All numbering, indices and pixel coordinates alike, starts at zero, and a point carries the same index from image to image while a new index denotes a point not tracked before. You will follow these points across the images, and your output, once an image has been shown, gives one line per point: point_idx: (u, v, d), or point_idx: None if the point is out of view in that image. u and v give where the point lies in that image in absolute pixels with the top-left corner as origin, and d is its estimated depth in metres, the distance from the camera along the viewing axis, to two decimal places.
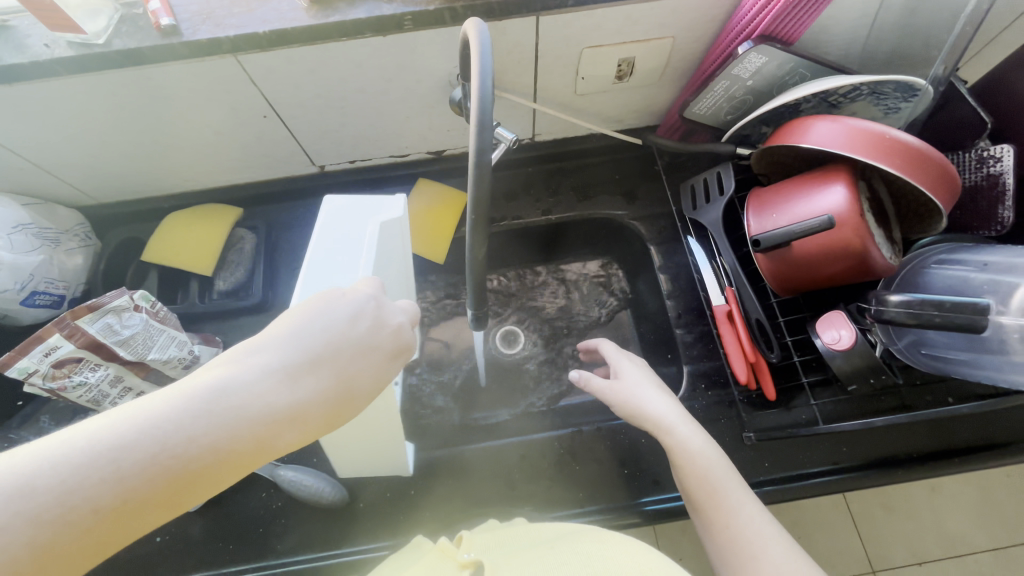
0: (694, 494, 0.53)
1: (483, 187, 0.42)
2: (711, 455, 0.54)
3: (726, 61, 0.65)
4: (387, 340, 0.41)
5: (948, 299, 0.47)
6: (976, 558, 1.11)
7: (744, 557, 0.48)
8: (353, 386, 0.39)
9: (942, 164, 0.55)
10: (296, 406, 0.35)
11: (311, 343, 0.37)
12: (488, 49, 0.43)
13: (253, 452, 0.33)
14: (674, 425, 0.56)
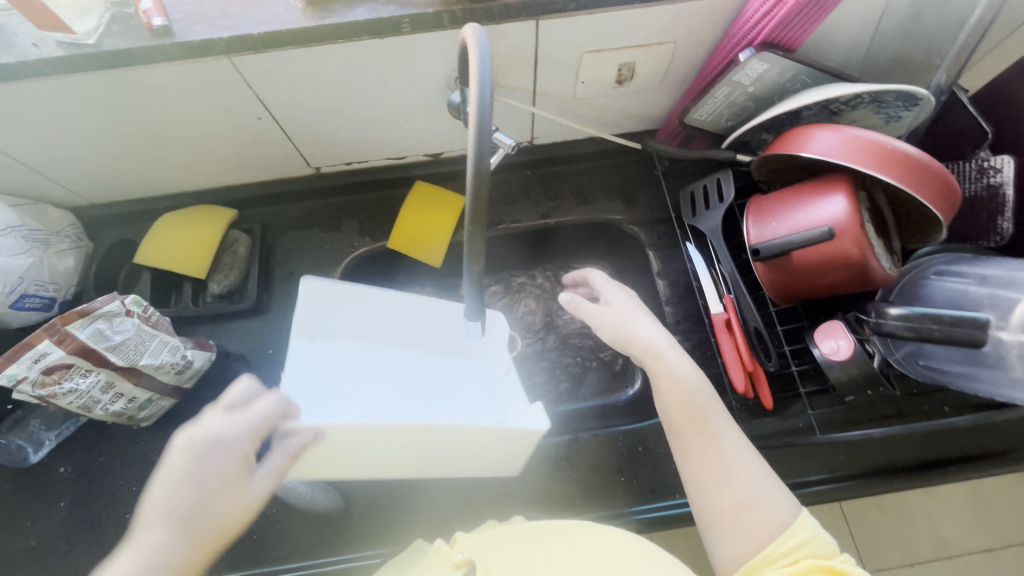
0: (677, 417, 0.54)
1: (482, 200, 0.42)
2: (699, 380, 0.55)
3: (727, 68, 0.64)
4: (251, 437, 0.46)
5: (948, 314, 0.47)
6: (968, 560, 1.11)
7: (719, 478, 0.50)
8: (229, 495, 0.44)
9: (942, 176, 0.55)
10: (177, 552, 0.41)
11: (178, 502, 0.43)
12: (487, 57, 0.42)
13: None
14: (663, 349, 0.56)
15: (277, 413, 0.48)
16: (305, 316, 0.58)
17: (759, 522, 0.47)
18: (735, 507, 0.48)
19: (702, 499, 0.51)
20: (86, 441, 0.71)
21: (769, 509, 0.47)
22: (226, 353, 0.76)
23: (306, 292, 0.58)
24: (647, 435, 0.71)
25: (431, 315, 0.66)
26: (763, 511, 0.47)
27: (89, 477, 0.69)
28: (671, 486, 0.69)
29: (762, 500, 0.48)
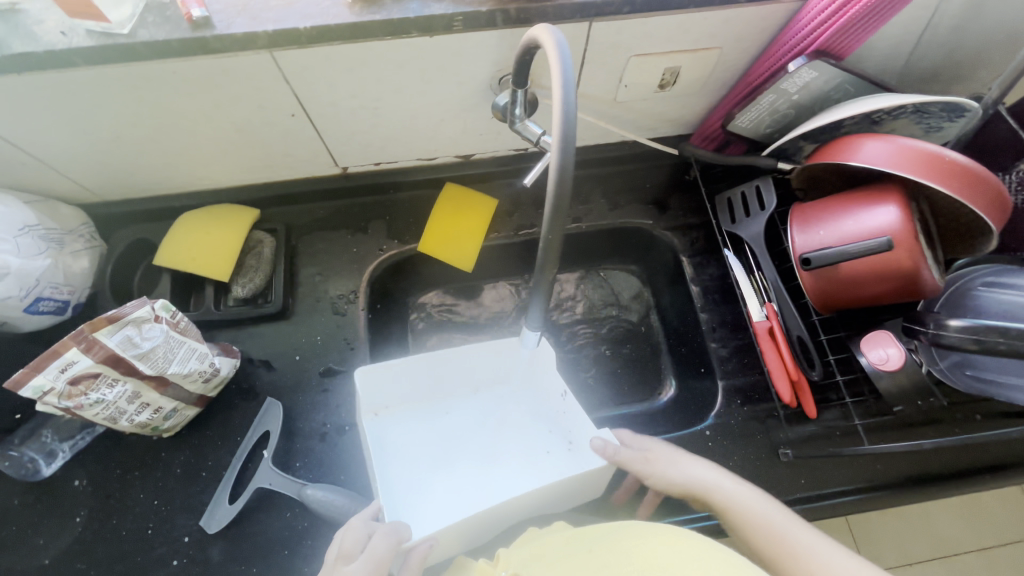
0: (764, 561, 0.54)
1: (561, 207, 0.41)
2: (761, 508, 0.56)
3: (775, 75, 0.63)
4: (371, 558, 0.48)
5: (1015, 327, 0.47)
6: (963, 558, 1.17)
7: None
8: None
9: (996, 186, 0.55)
10: None
11: None
12: (567, 59, 0.40)
13: None
14: (716, 485, 0.59)
15: (396, 536, 0.51)
16: (366, 399, 0.67)
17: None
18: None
19: None
20: (102, 453, 0.67)
21: None
22: (250, 360, 0.73)
23: (362, 381, 0.64)
24: (688, 444, 0.71)
25: (471, 366, 0.71)
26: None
27: (106, 491, 0.66)
28: None
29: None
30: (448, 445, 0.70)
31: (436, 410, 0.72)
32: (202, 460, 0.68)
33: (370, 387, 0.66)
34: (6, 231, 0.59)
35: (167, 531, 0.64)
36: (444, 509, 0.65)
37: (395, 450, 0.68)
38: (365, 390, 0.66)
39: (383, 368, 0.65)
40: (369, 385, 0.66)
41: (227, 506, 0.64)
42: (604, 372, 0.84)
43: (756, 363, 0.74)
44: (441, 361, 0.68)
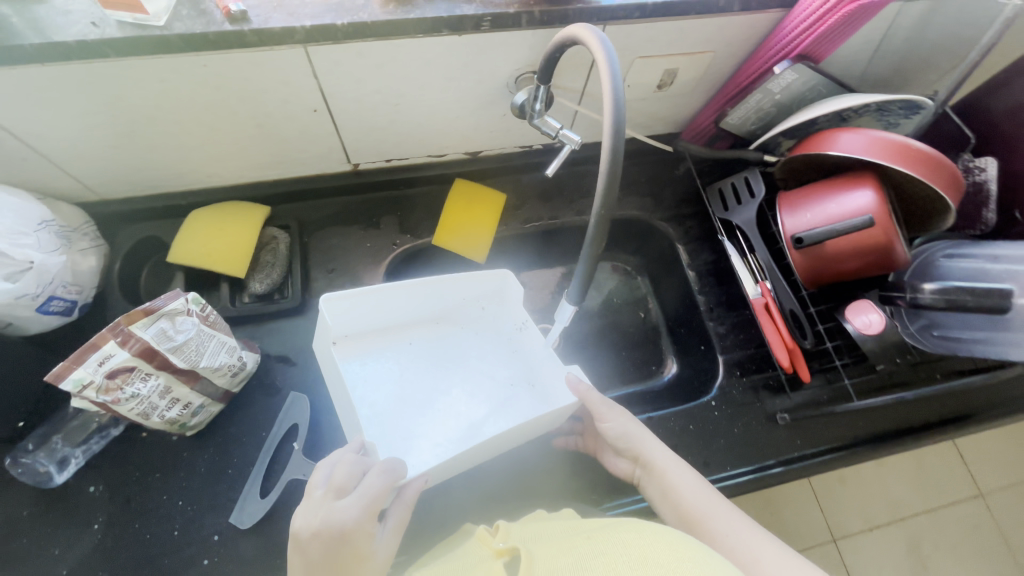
0: (682, 523, 0.59)
1: (611, 187, 0.46)
2: (690, 483, 0.60)
3: (763, 77, 0.71)
4: (369, 488, 0.51)
5: (980, 286, 0.56)
6: (914, 519, 1.32)
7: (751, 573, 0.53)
8: (348, 535, 0.48)
9: (951, 169, 0.64)
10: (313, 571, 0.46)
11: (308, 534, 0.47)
12: (613, 54, 0.45)
13: None
14: (666, 465, 0.62)
15: (389, 473, 0.53)
16: (331, 330, 0.67)
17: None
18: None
19: None
20: (118, 457, 0.65)
21: None
22: (268, 356, 0.72)
23: (327, 310, 0.64)
24: (696, 414, 0.76)
25: (437, 296, 0.73)
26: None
27: (125, 495, 0.63)
28: (721, 459, 0.74)
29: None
30: (416, 374, 0.72)
31: (401, 339, 0.74)
32: (227, 457, 0.67)
33: (334, 316, 0.66)
34: (25, 225, 0.57)
35: (194, 532, 0.63)
36: (417, 438, 0.67)
37: (364, 381, 0.69)
38: (331, 318, 0.65)
39: (348, 296, 0.65)
40: (334, 315, 0.66)
41: (258, 501, 0.64)
42: (616, 360, 0.89)
43: (752, 337, 0.81)
44: (413, 289, 0.69)
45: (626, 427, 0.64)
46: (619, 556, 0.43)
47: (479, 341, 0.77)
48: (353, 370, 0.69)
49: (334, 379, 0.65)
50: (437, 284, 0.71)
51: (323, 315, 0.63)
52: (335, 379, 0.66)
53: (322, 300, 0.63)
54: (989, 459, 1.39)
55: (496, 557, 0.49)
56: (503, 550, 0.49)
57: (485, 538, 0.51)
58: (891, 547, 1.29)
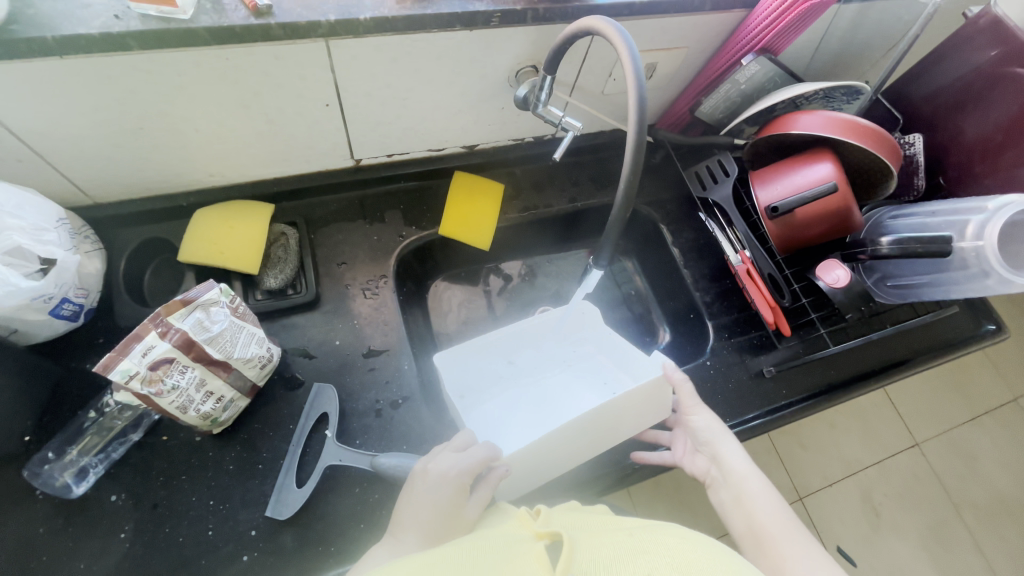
0: (752, 536, 0.62)
1: (638, 156, 0.52)
2: (766, 500, 0.64)
3: (732, 68, 0.80)
4: (472, 459, 0.57)
5: (926, 235, 0.66)
6: (865, 472, 1.47)
7: None
8: (445, 476, 0.56)
9: (892, 141, 0.75)
10: (410, 492, 0.56)
11: (422, 471, 0.57)
12: (631, 45, 0.51)
13: (402, 508, 0.55)
14: (745, 476, 0.66)
15: (488, 457, 0.58)
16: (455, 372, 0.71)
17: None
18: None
19: None
20: (140, 463, 0.63)
21: None
22: (287, 351, 0.73)
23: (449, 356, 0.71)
24: (694, 375, 0.84)
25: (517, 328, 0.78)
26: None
27: (151, 501, 0.61)
28: (720, 413, 0.82)
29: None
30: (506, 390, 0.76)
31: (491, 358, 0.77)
32: (255, 453, 0.66)
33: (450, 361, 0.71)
34: (46, 221, 0.56)
35: (229, 528, 0.62)
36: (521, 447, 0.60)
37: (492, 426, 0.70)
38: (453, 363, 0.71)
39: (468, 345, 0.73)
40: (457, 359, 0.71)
41: (297, 490, 0.64)
42: None
43: (735, 303, 0.89)
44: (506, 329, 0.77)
45: (712, 425, 0.71)
46: (659, 551, 0.48)
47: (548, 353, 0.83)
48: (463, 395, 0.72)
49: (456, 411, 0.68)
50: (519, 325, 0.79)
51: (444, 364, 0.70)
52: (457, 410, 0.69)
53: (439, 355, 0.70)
54: (925, 412, 1.57)
55: (536, 539, 0.48)
56: (544, 531, 0.49)
57: (527, 519, 0.50)
58: (849, 498, 1.44)
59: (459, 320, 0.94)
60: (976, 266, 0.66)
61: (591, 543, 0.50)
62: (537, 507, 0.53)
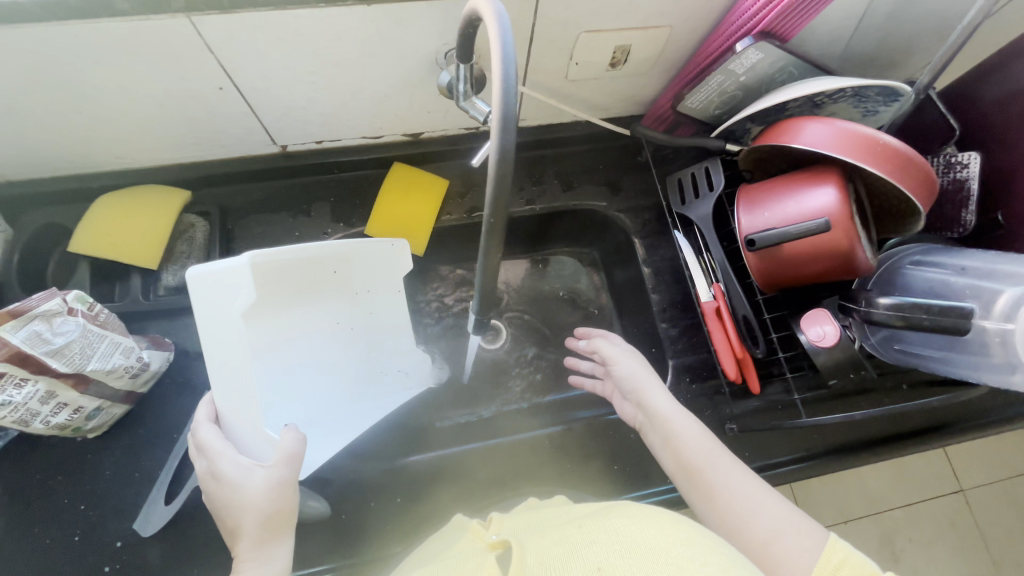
0: (680, 471, 0.55)
1: (503, 189, 0.39)
2: (697, 430, 0.57)
3: (723, 56, 0.63)
4: (282, 455, 0.49)
5: (936, 303, 0.50)
6: (891, 516, 1.16)
7: (739, 524, 0.49)
8: (248, 487, 0.49)
9: (924, 167, 0.57)
10: (237, 503, 0.48)
11: (233, 473, 0.49)
12: (507, 29, 0.38)
13: (235, 518, 0.48)
14: (671, 417, 0.58)
15: (293, 451, 0.50)
16: (217, 299, 0.54)
17: (792, 558, 0.46)
18: (756, 554, 0.47)
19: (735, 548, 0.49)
20: (18, 459, 0.62)
21: (800, 541, 0.47)
22: (185, 352, 0.69)
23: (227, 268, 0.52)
24: None
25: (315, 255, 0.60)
26: (802, 552, 0.46)
27: (25, 498, 0.61)
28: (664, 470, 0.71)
29: (795, 534, 0.47)
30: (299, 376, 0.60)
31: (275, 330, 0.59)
32: (135, 460, 0.64)
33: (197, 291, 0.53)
34: None
35: (96, 537, 0.60)
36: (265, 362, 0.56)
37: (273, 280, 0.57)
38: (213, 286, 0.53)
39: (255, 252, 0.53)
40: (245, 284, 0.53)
41: (162, 507, 0.60)
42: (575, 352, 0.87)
43: (704, 341, 0.76)
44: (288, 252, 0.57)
45: (632, 371, 0.64)
46: (608, 540, 0.40)
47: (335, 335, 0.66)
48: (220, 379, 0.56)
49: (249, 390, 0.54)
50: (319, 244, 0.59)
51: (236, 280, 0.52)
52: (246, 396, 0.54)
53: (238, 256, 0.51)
54: None
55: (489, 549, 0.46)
56: (496, 542, 0.46)
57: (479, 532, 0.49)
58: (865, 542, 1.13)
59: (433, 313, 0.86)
60: (1001, 357, 0.52)
61: (539, 540, 0.44)
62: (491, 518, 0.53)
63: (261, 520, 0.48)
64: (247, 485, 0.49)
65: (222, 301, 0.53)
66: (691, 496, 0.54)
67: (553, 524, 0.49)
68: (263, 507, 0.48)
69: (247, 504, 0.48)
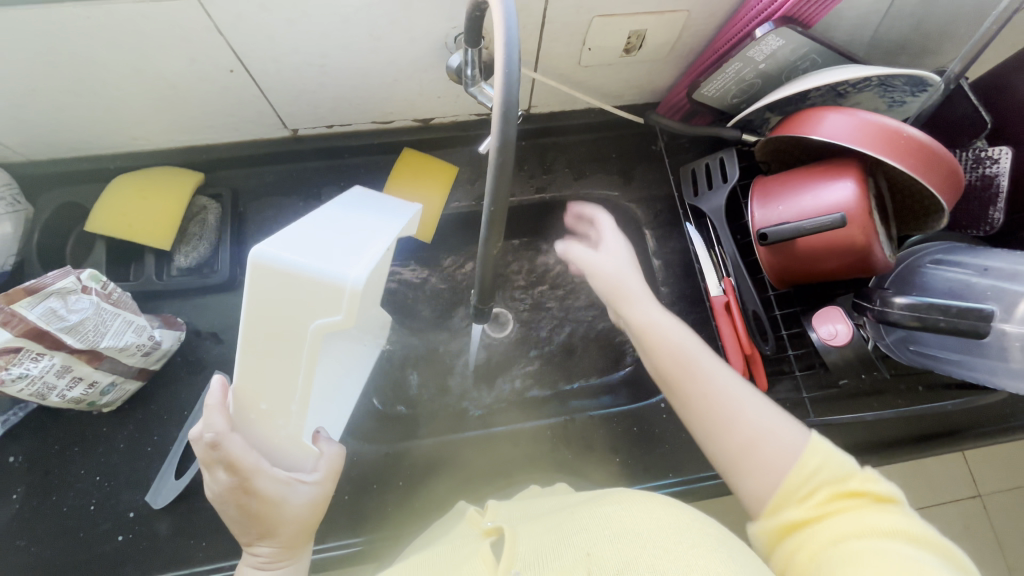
0: (659, 377, 0.53)
1: (504, 177, 0.39)
2: (678, 334, 0.53)
3: (742, 42, 0.61)
4: (325, 467, 0.49)
5: (955, 304, 0.48)
6: None
7: (720, 423, 0.47)
8: (288, 502, 0.46)
9: (951, 162, 0.54)
10: (280, 515, 0.46)
11: (265, 484, 0.45)
12: (512, 10, 0.37)
13: (270, 527, 0.46)
14: (650, 316, 0.55)
15: (336, 458, 0.50)
16: (286, 296, 0.42)
17: (772, 457, 0.44)
18: (735, 458, 0.46)
19: (713, 448, 0.48)
20: (37, 429, 0.65)
21: (781, 439, 0.45)
22: (197, 332, 0.70)
23: (328, 276, 0.41)
24: (644, 416, 0.73)
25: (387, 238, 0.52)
26: (782, 451, 0.44)
27: (44, 467, 0.63)
28: (666, 465, 0.71)
29: (775, 434, 0.45)
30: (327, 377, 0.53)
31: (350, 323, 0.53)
32: (148, 434, 0.66)
33: (260, 273, 0.42)
34: None
35: (109, 506, 0.62)
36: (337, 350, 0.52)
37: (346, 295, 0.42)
38: (286, 279, 0.42)
39: (359, 253, 0.44)
40: (331, 302, 0.42)
41: (173, 481, 0.63)
42: (580, 346, 0.82)
43: (712, 336, 0.74)
44: (362, 239, 0.47)
45: (609, 272, 0.60)
46: (594, 525, 0.43)
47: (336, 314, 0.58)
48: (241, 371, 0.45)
49: (298, 412, 0.46)
50: (386, 233, 0.50)
51: (354, 305, 0.42)
52: (288, 413, 0.46)
53: (363, 279, 0.41)
54: None
55: (482, 537, 0.49)
56: (490, 529, 0.49)
57: (476, 518, 0.51)
58: None
59: (433, 297, 0.83)
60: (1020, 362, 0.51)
61: (529, 528, 0.47)
62: (486, 505, 0.54)
63: (299, 528, 0.47)
64: (294, 500, 0.46)
65: (292, 301, 0.42)
66: (674, 402, 0.52)
67: (543, 510, 0.51)
68: (304, 520, 0.47)
69: (289, 519, 0.46)
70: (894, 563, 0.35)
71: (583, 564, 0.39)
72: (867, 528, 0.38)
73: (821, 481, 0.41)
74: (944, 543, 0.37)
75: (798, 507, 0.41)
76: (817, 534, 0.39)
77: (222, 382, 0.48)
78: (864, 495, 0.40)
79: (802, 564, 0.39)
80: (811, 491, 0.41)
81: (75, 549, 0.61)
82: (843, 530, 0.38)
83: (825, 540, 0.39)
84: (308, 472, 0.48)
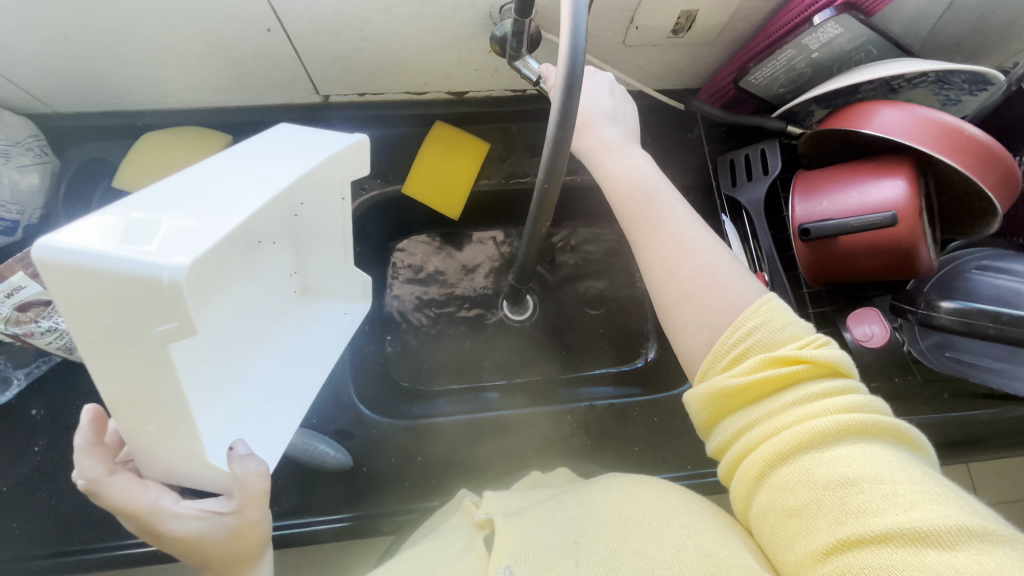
0: (620, 223, 0.52)
1: (561, 153, 0.39)
2: (645, 175, 0.51)
3: (798, 29, 0.59)
4: (238, 496, 0.44)
5: (1006, 311, 0.47)
6: None
7: (662, 272, 0.47)
8: (206, 539, 0.44)
9: (1008, 164, 0.52)
10: (202, 545, 0.44)
11: (180, 523, 0.44)
12: None
13: (202, 555, 0.45)
14: (611, 151, 0.53)
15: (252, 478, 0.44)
16: (102, 299, 0.35)
17: (712, 306, 0.44)
18: (675, 309, 0.46)
19: (655, 293, 0.48)
20: (63, 383, 0.65)
21: (723, 289, 0.44)
22: None
23: (140, 271, 0.34)
24: (664, 407, 0.72)
25: (256, 192, 0.42)
26: (725, 299, 0.43)
27: (67, 422, 0.64)
28: (685, 457, 0.70)
29: (720, 286, 0.44)
30: (224, 356, 0.51)
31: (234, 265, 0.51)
32: None
33: (53, 273, 0.35)
34: None
35: None
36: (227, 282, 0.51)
37: (166, 302, 0.34)
38: (86, 278, 0.35)
39: (188, 240, 0.36)
40: (159, 306, 0.35)
41: None
42: (599, 334, 0.81)
43: None
44: (216, 212, 0.39)
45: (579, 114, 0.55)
46: (582, 514, 0.44)
47: (246, 267, 0.54)
48: (107, 390, 0.40)
49: (191, 436, 0.42)
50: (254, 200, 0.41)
51: (183, 305, 0.35)
52: (174, 432, 0.42)
53: (185, 268, 0.34)
54: None
55: (475, 531, 0.49)
56: (483, 522, 0.50)
57: (471, 510, 0.52)
58: None
59: (437, 285, 0.82)
60: None
61: (519, 520, 0.47)
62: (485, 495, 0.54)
63: (231, 553, 0.46)
64: (206, 534, 0.44)
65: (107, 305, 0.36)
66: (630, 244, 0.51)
67: (534, 502, 0.51)
68: (229, 548, 0.45)
69: (212, 550, 0.45)
70: (855, 461, 0.34)
71: (570, 555, 0.41)
72: (808, 409, 0.36)
73: (759, 345, 0.40)
74: (885, 417, 0.36)
75: (727, 374, 0.40)
76: (755, 418, 0.38)
77: (95, 414, 0.45)
78: (807, 365, 0.38)
79: (738, 451, 0.38)
80: (748, 360, 0.39)
81: (95, 505, 0.61)
82: (784, 413, 0.37)
83: (762, 424, 0.37)
84: (222, 501, 0.45)
